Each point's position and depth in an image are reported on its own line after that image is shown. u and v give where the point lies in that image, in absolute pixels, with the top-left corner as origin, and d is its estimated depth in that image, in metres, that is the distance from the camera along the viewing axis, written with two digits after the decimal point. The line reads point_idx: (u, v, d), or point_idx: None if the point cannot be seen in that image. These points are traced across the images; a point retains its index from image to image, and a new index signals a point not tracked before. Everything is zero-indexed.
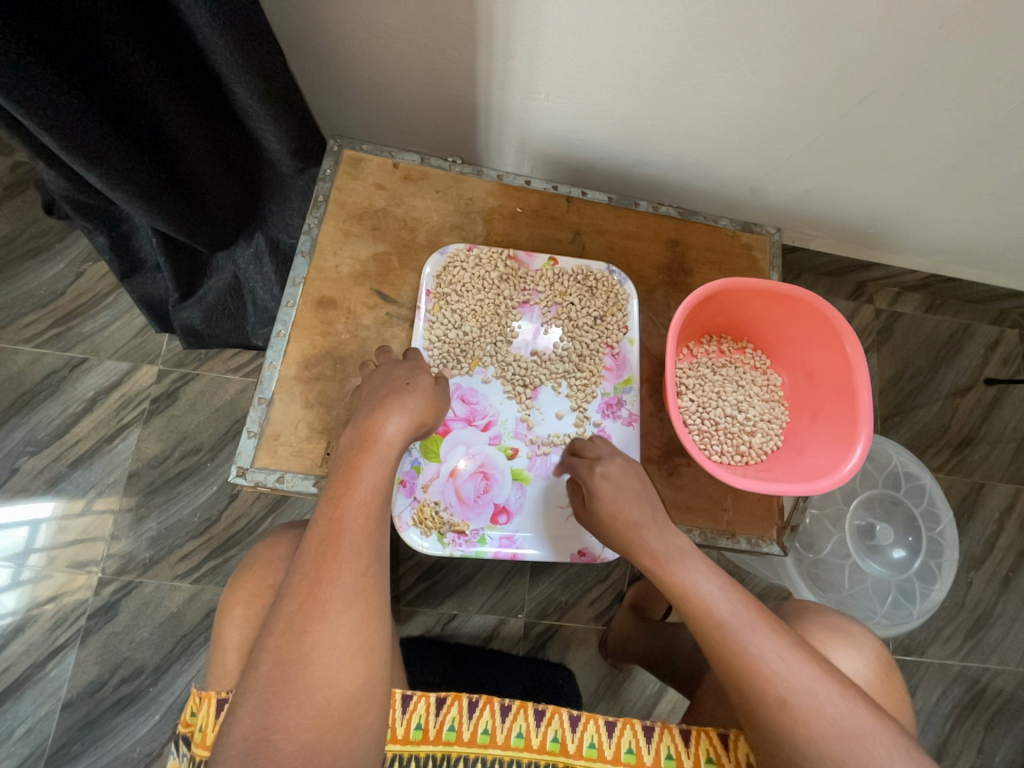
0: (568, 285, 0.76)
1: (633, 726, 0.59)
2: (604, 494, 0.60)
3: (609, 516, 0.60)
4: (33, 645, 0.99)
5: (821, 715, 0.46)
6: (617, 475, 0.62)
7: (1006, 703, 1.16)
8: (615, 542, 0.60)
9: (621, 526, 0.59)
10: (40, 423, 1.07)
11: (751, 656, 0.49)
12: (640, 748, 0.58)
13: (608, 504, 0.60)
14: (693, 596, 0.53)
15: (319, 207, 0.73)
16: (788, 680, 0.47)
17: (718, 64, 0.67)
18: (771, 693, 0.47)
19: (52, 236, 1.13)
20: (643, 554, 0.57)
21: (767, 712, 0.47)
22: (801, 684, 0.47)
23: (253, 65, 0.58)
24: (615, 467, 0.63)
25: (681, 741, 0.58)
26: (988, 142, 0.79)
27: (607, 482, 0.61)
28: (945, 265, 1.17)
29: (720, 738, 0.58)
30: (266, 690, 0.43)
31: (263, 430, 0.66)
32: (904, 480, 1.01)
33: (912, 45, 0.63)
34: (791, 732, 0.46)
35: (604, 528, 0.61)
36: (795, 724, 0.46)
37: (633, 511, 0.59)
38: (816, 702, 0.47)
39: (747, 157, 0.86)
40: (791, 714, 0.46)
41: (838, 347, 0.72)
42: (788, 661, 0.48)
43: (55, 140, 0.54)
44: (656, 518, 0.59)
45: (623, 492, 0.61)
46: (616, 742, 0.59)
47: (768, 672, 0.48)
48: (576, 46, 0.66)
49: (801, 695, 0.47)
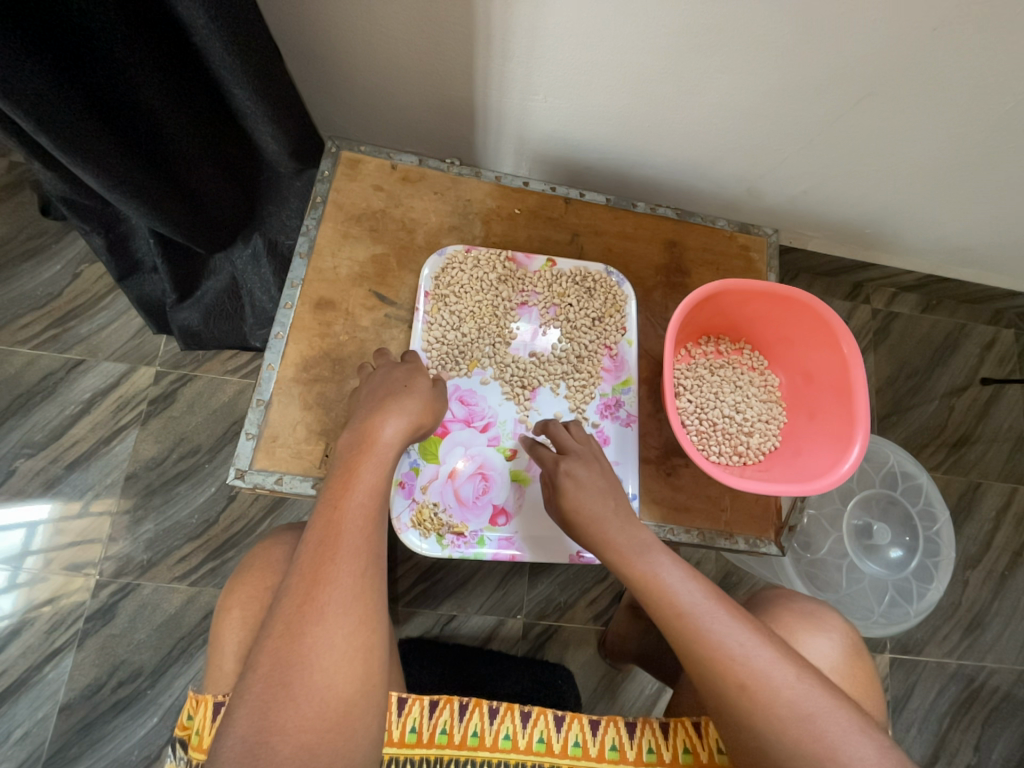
0: (566, 287, 0.76)
1: (616, 723, 0.59)
2: (569, 491, 0.60)
3: (574, 511, 0.60)
4: (30, 648, 0.98)
5: (779, 698, 0.46)
6: (584, 473, 0.61)
7: (1002, 701, 1.16)
8: (583, 537, 0.60)
9: (585, 520, 0.59)
10: (37, 425, 1.06)
11: (711, 642, 0.49)
12: (623, 745, 0.58)
13: (572, 500, 0.60)
14: (654, 586, 0.53)
15: (317, 209, 0.73)
16: (747, 665, 0.47)
17: (716, 65, 0.68)
18: (731, 679, 0.47)
19: (49, 237, 1.13)
20: (608, 547, 0.57)
21: (728, 698, 0.47)
22: (760, 668, 0.47)
23: (251, 66, 0.57)
24: (581, 466, 0.62)
25: (660, 734, 0.58)
26: (983, 143, 0.79)
27: (573, 480, 0.61)
28: (941, 265, 1.18)
29: (693, 726, 0.58)
30: (264, 692, 0.43)
31: (261, 432, 0.66)
32: (902, 480, 1.02)
33: (908, 46, 0.63)
34: (752, 716, 0.46)
35: (571, 524, 0.61)
36: (755, 709, 0.46)
37: (595, 505, 0.59)
38: (775, 686, 0.47)
39: (744, 158, 0.86)
40: (751, 699, 0.46)
41: (835, 347, 0.72)
42: (748, 646, 0.48)
43: (51, 141, 0.53)
44: (618, 511, 0.59)
45: (619, 493, 0.61)
46: (600, 740, 0.59)
47: (727, 657, 0.48)
48: (575, 47, 0.66)
49: (761, 679, 0.47)
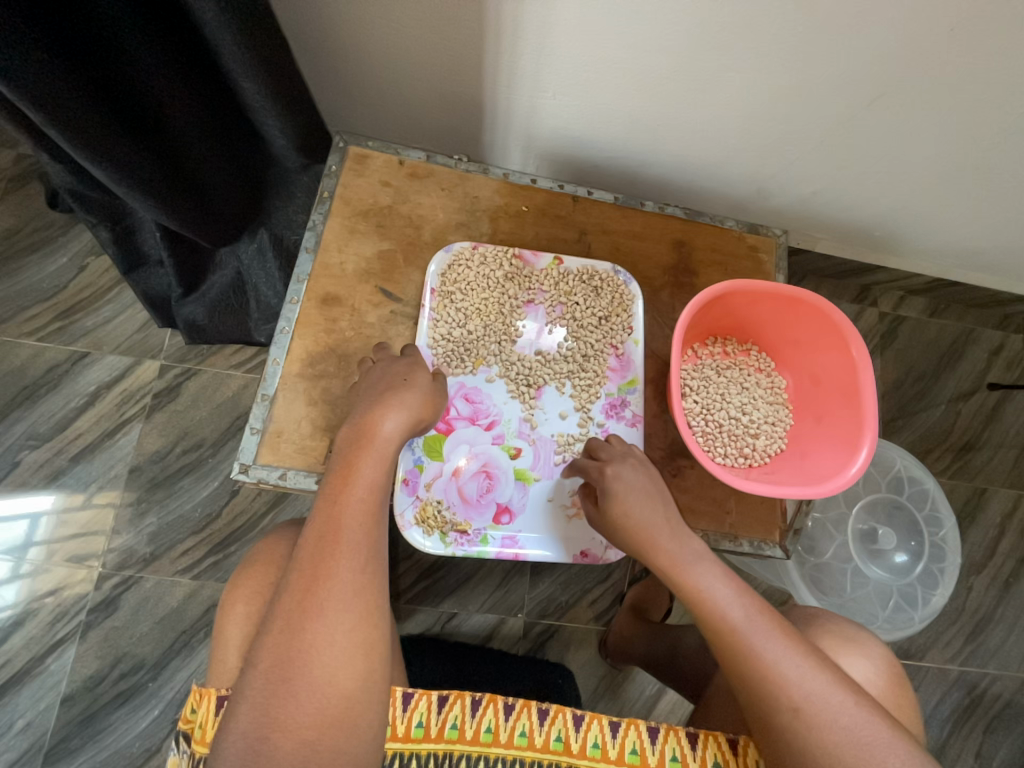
0: (573, 286, 0.75)
1: (637, 726, 0.58)
2: (617, 495, 0.60)
3: (621, 516, 0.60)
4: (33, 639, 0.99)
5: (836, 725, 0.46)
6: (630, 476, 0.61)
7: (1005, 708, 1.16)
8: (630, 546, 0.60)
9: (632, 527, 0.59)
10: (42, 416, 1.07)
11: (765, 663, 0.49)
12: (644, 749, 0.58)
13: (620, 505, 0.60)
14: (704, 601, 0.54)
15: (324, 204, 0.73)
16: (801, 687, 0.48)
17: (727, 64, 0.67)
18: (785, 701, 0.48)
19: (56, 229, 1.13)
20: (655, 557, 0.57)
21: (780, 718, 0.48)
22: (815, 692, 0.48)
23: (259, 60, 0.57)
24: (627, 468, 0.62)
25: (688, 743, 0.58)
26: (995, 147, 0.78)
27: (621, 483, 0.61)
28: (950, 268, 1.17)
29: (728, 743, 0.58)
30: (264, 688, 0.43)
31: (266, 427, 0.66)
32: (908, 485, 1.01)
33: (923, 47, 0.62)
34: (804, 740, 0.46)
35: (618, 531, 0.60)
36: (808, 734, 0.46)
37: (644, 511, 0.59)
38: (831, 712, 0.47)
39: (753, 158, 0.86)
40: (805, 723, 0.47)
41: (844, 351, 0.72)
42: (802, 670, 0.49)
43: (59, 133, 0.53)
44: (668, 519, 0.59)
45: (644, 485, 0.61)
46: (619, 742, 0.58)
47: (781, 678, 0.48)
48: (585, 45, 0.66)
49: (816, 703, 0.47)
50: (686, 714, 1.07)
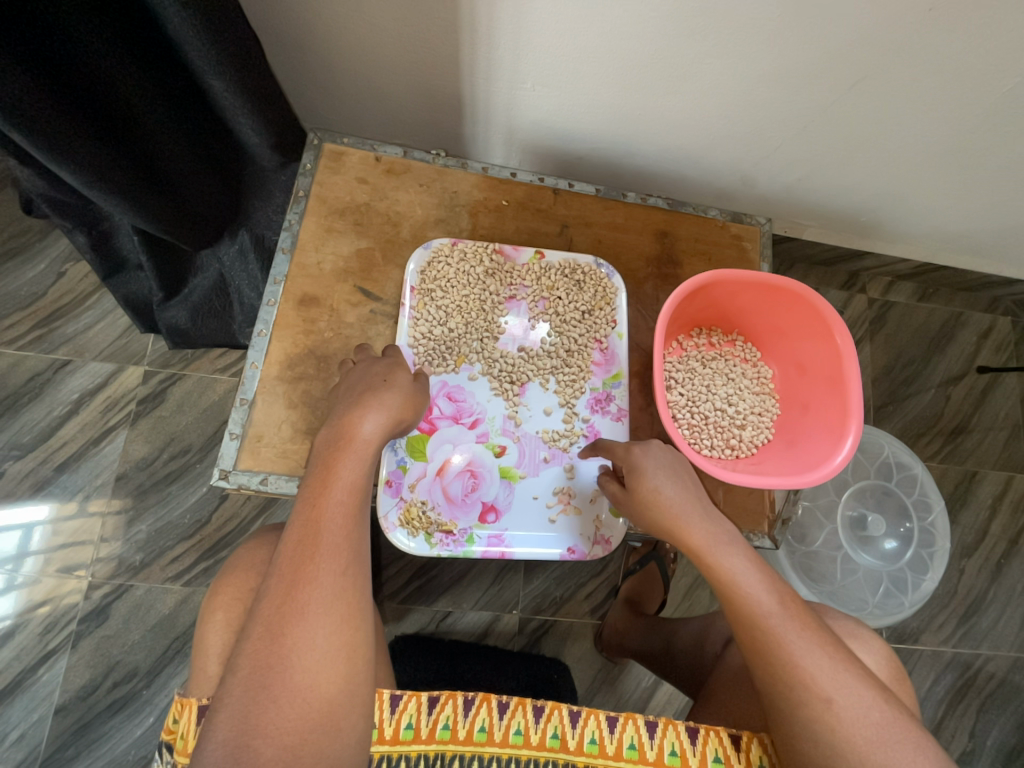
0: (555, 279, 0.75)
1: (635, 721, 0.57)
2: (649, 473, 0.58)
3: (652, 493, 0.57)
4: (23, 650, 0.98)
5: (864, 718, 0.47)
6: (662, 455, 0.60)
7: (998, 687, 1.17)
8: (657, 530, 0.57)
9: (667, 506, 0.56)
10: (24, 426, 1.05)
11: (796, 653, 0.49)
12: (642, 744, 0.57)
13: (654, 481, 0.57)
14: (733, 586, 0.52)
15: (299, 203, 0.72)
16: (832, 679, 0.48)
17: (707, 51, 0.66)
18: (815, 693, 0.48)
19: (31, 236, 1.11)
20: (688, 540, 0.54)
21: (808, 712, 0.48)
22: (843, 684, 0.48)
23: (227, 58, 0.56)
24: (658, 448, 0.61)
25: (687, 738, 0.57)
26: (979, 128, 0.78)
27: (653, 461, 0.59)
28: (937, 253, 1.17)
29: (730, 738, 0.57)
30: (243, 696, 0.42)
31: (245, 432, 0.65)
32: (896, 470, 1.01)
33: (902, 29, 0.62)
34: (833, 733, 0.47)
35: (646, 513, 0.58)
36: (838, 725, 0.47)
37: (677, 491, 0.57)
38: (860, 707, 0.48)
39: (736, 147, 0.85)
40: (835, 713, 0.47)
41: (828, 338, 0.71)
42: (834, 664, 0.49)
43: (25, 138, 0.52)
44: (700, 500, 0.57)
45: (675, 467, 0.59)
46: (617, 738, 0.57)
47: (811, 668, 0.48)
48: (562, 34, 0.65)
49: (845, 695, 0.48)
50: (683, 705, 1.07)
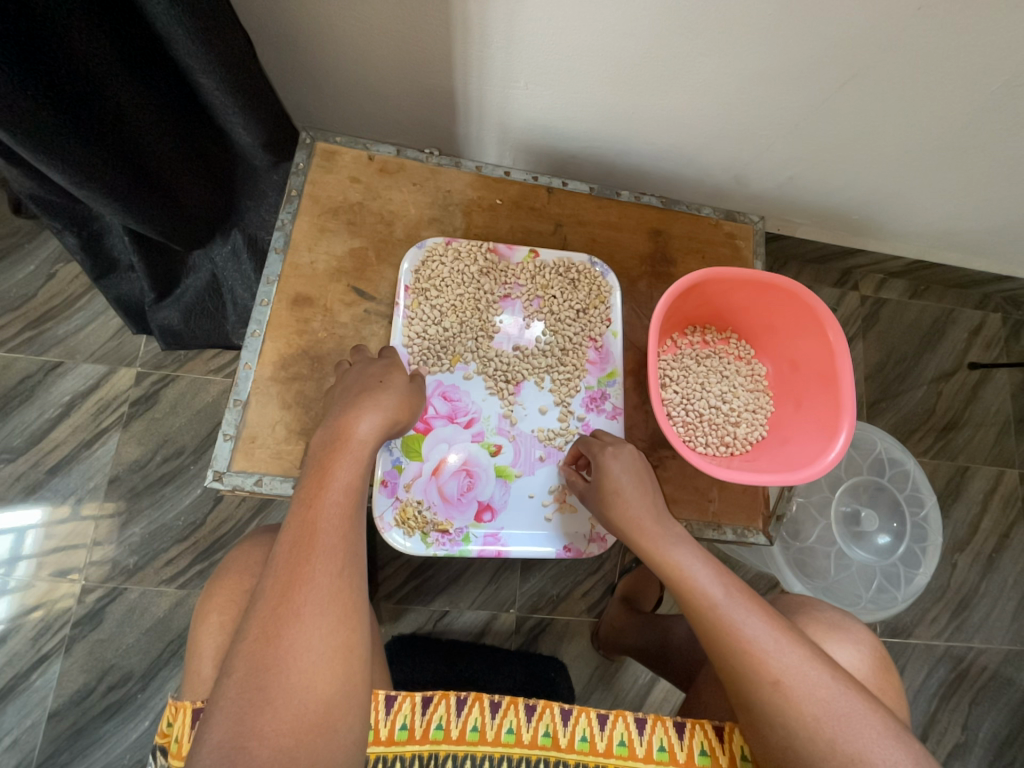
0: (550, 278, 0.74)
1: (625, 718, 0.58)
2: (609, 470, 0.61)
3: (611, 488, 0.60)
4: (17, 655, 0.97)
5: (815, 697, 0.48)
6: (625, 454, 0.63)
7: (990, 680, 1.18)
8: (615, 526, 0.60)
9: (621, 504, 0.59)
10: (15, 429, 1.04)
11: (743, 637, 0.50)
12: (632, 741, 0.57)
13: (613, 478, 0.60)
14: (682, 577, 0.54)
15: (292, 203, 0.72)
16: (781, 661, 0.49)
17: (700, 49, 0.66)
18: (764, 675, 0.48)
19: (21, 236, 1.10)
20: (640, 535, 0.57)
21: (762, 695, 0.48)
22: (793, 666, 0.49)
23: (219, 56, 0.56)
24: (624, 448, 0.63)
25: (675, 733, 0.57)
26: (970, 125, 0.78)
27: (615, 459, 0.62)
28: (928, 250, 1.17)
29: (714, 731, 0.57)
30: (239, 697, 0.42)
31: (239, 433, 0.65)
32: (889, 466, 1.02)
33: (894, 27, 0.62)
34: (786, 714, 0.48)
35: (605, 510, 0.61)
36: (788, 707, 0.47)
37: (632, 488, 0.60)
38: (808, 685, 0.48)
39: (730, 145, 0.85)
40: (784, 695, 0.48)
41: (821, 336, 0.72)
42: (782, 646, 0.50)
43: (14, 138, 0.51)
44: (654, 500, 0.60)
45: (636, 466, 0.62)
46: (607, 735, 0.57)
47: (759, 651, 0.49)
48: (555, 32, 0.65)
49: (794, 676, 0.48)
50: (679, 702, 1.08)
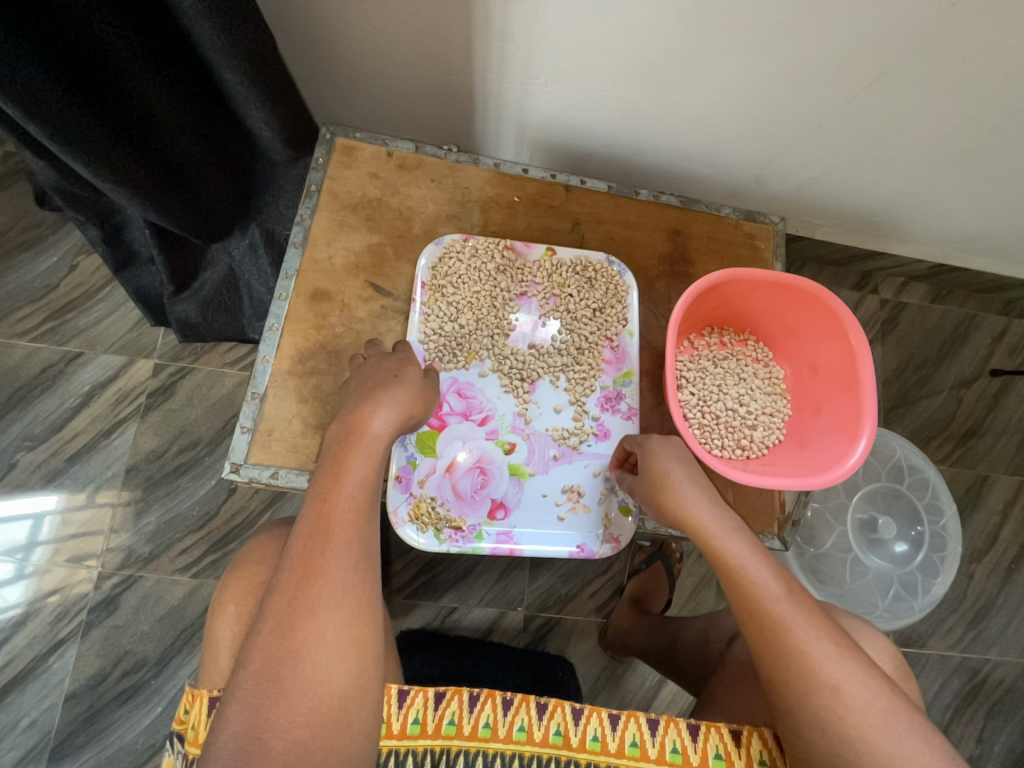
0: (567, 277, 0.74)
1: (637, 719, 0.57)
2: (665, 459, 0.61)
3: (665, 475, 0.59)
4: (35, 639, 0.99)
5: (872, 708, 0.47)
6: (677, 446, 0.63)
7: (1006, 694, 1.16)
8: (667, 511, 0.59)
9: (677, 490, 0.58)
10: (37, 417, 1.06)
11: (803, 638, 0.49)
12: (644, 742, 0.57)
13: (667, 465, 0.60)
14: (741, 572, 0.53)
15: (312, 198, 0.72)
16: (839, 668, 0.48)
17: (722, 46, 0.65)
18: (822, 679, 0.48)
19: (45, 228, 1.12)
20: (697, 526, 0.56)
21: (818, 700, 0.48)
22: (851, 674, 0.48)
23: (241, 52, 0.56)
24: (677, 442, 0.64)
25: (688, 735, 0.57)
26: (998, 126, 0.76)
27: (669, 450, 0.62)
28: (951, 253, 1.15)
29: (730, 734, 0.57)
30: (254, 689, 0.42)
31: (256, 426, 0.65)
32: (908, 473, 1.00)
33: (922, 25, 0.61)
34: (841, 721, 0.47)
35: (658, 494, 0.60)
36: (845, 714, 0.47)
37: (686, 477, 0.59)
38: (866, 695, 0.48)
39: (750, 144, 0.84)
40: (842, 702, 0.47)
41: (843, 339, 0.70)
42: (841, 652, 0.49)
43: (41, 130, 0.52)
44: (708, 490, 0.59)
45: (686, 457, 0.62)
46: (619, 735, 0.57)
47: (817, 654, 0.49)
48: (576, 28, 0.64)
49: (852, 684, 0.48)
50: (688, 705, 1.07)
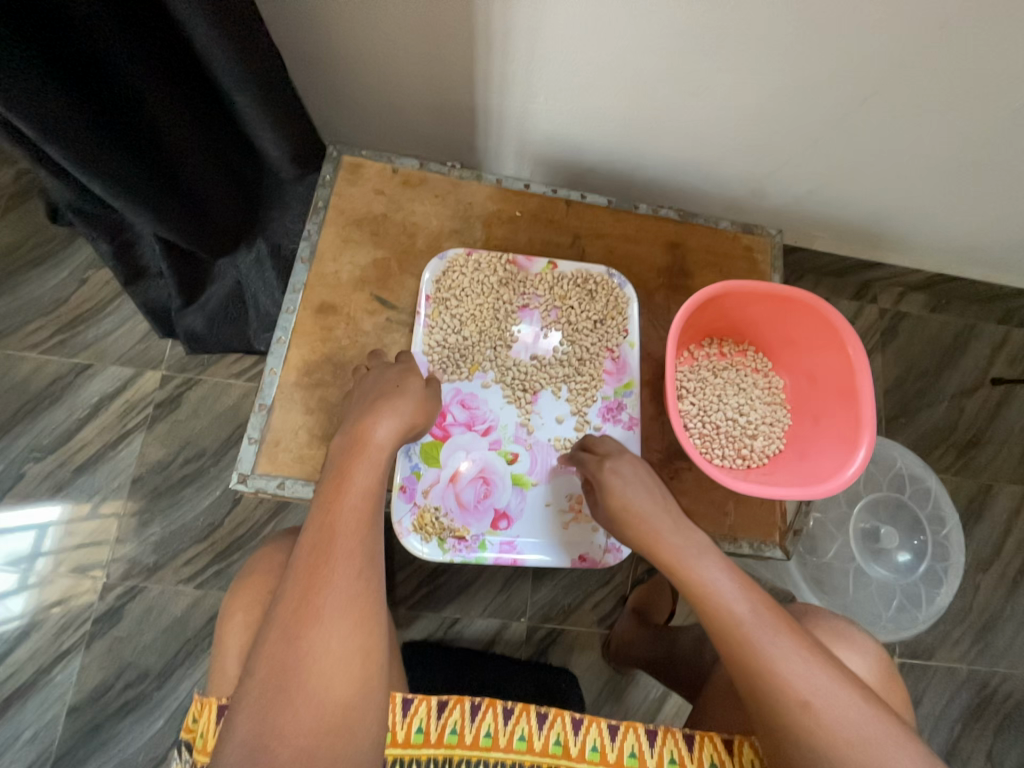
0: (568, 289, 0.75)
1: (637, 731, 0.58)
2: (616, 489, 0.62)
3: (622, 509, 0.61)
4: (39, 650, 0.99)
5: (846, 720, 0.47)
6: (628, 470, 0.63)
7: (1015, 707, 1.15)
8: (633, 539, 0.61)
9: (637, 521, 0.60)
10: (45, 428, 1.07)
11: (771, 657, 0.50)
12: (643, 753, 0.57)
13: (621, 495, 0.61)
14: (713, 597, 0.54)
15: (318, 214, 0.74)
16: (809, 682, 0.49)
17: (717, 65, 0.67)
18: (793, 697, 0.48)
19: (56, 243, 1.14)
20: (662, 554, 0.58)
21: (789, 717, 0.48)
22: (821, 687, 0.48)
23: (251, 74, 0.58)
24: (625, 463, 0.64)
25: (686, 745, 0.57)
26: (990, 140, 0.78)
27: (619, 477, 0.62)
28: (949, 263, 1.16)
29: (724, 743, 0.57)
30: (260, 697, 0.43)
31: (263, 437, 0.66)
32: (910, 483, 1.00)
33: (910, 45, 0.63)
34: (814, 736, 0.47)
35: (620, 525, 0.62)
36: (817, 729, 0.47)
37: (643, 505, 0.61)
38: (839, 707, 0.48)
39: (748, 159, 0.86)
40: (814, 717, 0.47)
41: (840, 350, 0.71)
42: (811, 666, 0.49)
43: (55, 149, 0.54)
44: (669, 512, 0.61)
45: (638, 475, 0.63)
46: (619, 746, 0.58)
47: (787, 671, 0.49)
48: (575, 49, 0.66)
49: (822, 698, 0.48)
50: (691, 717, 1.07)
